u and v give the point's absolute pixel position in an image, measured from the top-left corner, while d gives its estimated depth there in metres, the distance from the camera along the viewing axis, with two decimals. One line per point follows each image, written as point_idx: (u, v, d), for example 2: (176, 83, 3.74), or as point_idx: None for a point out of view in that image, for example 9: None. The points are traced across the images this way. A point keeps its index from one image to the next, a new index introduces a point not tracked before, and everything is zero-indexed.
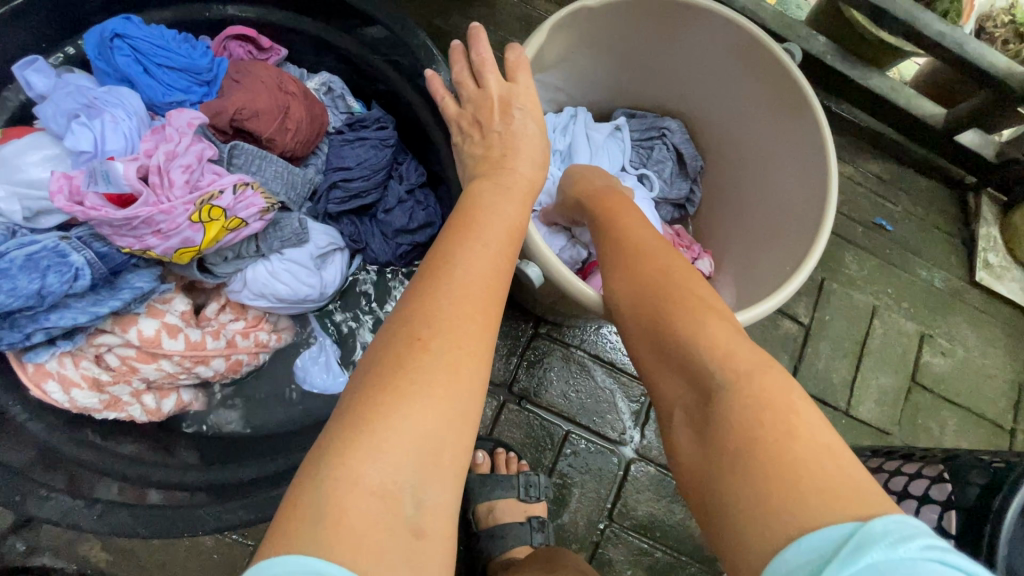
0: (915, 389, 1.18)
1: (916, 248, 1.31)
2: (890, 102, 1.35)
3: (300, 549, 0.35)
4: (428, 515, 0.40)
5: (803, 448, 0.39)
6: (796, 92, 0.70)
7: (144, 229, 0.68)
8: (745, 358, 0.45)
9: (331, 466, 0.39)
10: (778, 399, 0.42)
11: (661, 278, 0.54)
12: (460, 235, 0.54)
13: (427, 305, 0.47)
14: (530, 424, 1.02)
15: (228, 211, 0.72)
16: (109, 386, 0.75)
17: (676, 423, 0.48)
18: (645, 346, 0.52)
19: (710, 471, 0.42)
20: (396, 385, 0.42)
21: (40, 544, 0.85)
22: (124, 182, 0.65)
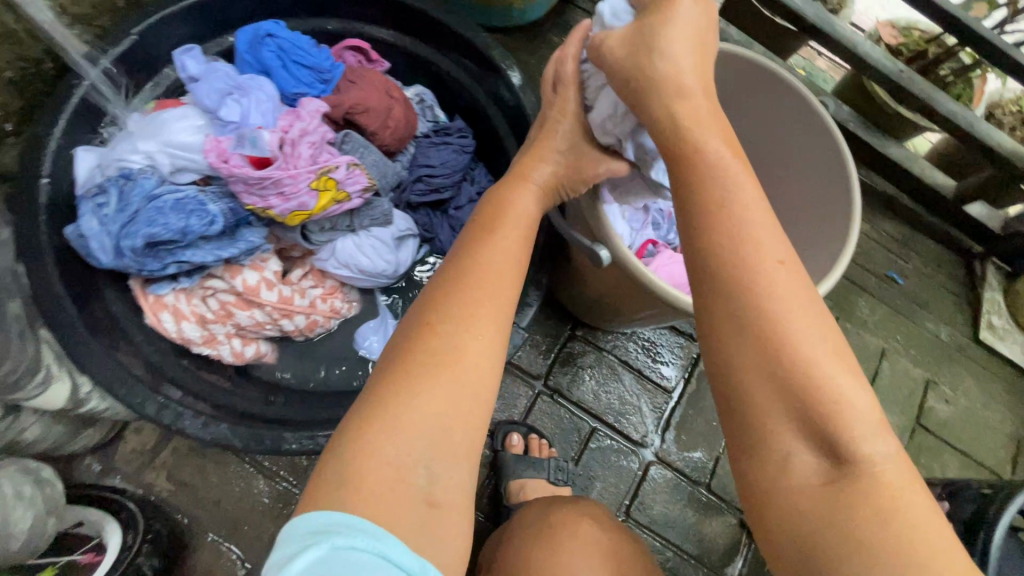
0: (919, 431, 1.25)
1: (924, 303, 1.42)
2: (905, 170, 1.49)
3: (328, 507, 0.43)
4: (438, 486, 0.47)
5: (926, 522, 0.40)
6: (822, 128, 0.82)
7: (270, 190, 0.80)
8: (872, 416, 0.44)
9: (353, 439, 0.47)
10: (900, 471, 0.42)
11: (785, 301, 0.46)
12: (477, 241, 0.61)
13: (441, 301, 0.55)
14: (561, 417, 1.11)
15: (339, 184, 0.86)
16: (210, 324, 0.87)
17: (794, 466, 0.44)
18: (761, 376, 0.45)
19: (833, 527, 0.41)
20: (411, 369, 0.50)
21: (114, 466, 0.94)
22: (266, 147, 0.80)
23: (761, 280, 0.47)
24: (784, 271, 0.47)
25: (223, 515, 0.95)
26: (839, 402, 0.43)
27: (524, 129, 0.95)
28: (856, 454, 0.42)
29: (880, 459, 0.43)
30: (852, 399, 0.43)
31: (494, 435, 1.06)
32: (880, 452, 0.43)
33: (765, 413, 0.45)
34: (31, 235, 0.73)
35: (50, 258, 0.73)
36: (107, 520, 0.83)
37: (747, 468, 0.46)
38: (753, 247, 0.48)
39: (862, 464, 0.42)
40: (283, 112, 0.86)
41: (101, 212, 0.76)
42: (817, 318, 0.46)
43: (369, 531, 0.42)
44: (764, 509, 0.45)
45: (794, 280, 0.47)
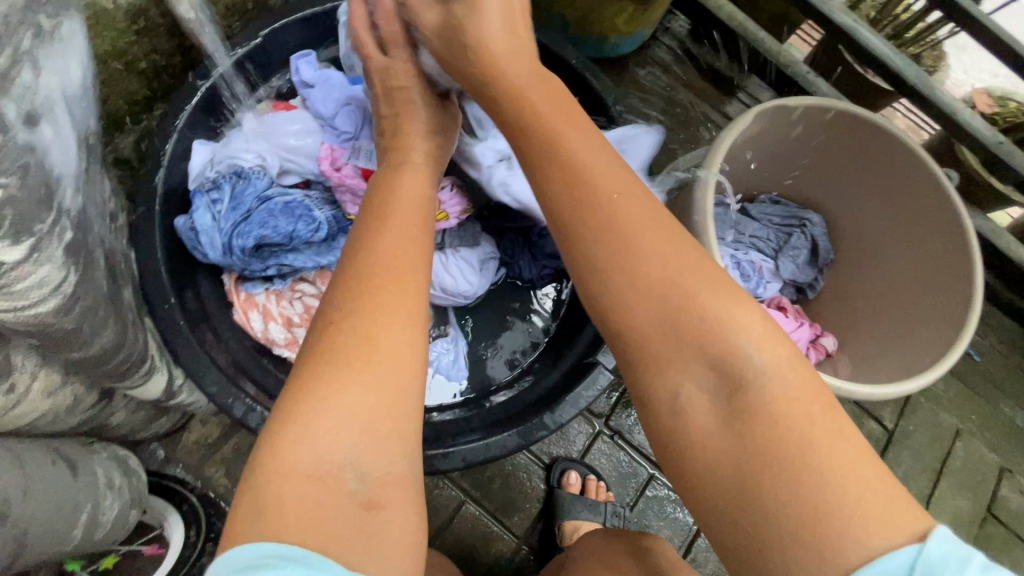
0: (989, 520, 1.19)
1: (1000, 383, 1.35)
2: (989, 242, 1.43)
3: (252, 537, 0.40)
4: (371, 485, 0.45)
5: (834, 454, 0.42)
6: (947, 210, 0.79)
7: None
8: (741, 328, 0.47)
9: (266, 462, 0.44)
10: (795, 405, 0.44)
11: (643, 233, 0.50)
12: (380, 222, 0.56)
13: (342, 294, 0.51)
14: (619, 460, 1.08)
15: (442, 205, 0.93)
16: (296, 327, 0.86)
17: (687, 404, 0.47)
18: (650, 319, 0.49)
19: (752, 481, 0.43)
20: (317, 370, 0.47)
21: (176, 455, 0.94)
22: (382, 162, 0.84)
23: (618, 221, 0.50)
24: (622, 201, 0.52)
25: None
26: (717, 338, 0.47)
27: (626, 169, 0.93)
28: (744, 376, 0.46)
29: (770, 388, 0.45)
30: (726, 327, 0.47)
31: (550, 471, 1.03)
32: (770, 385, 0.45)
33: (659, 356, 0.48)
34: (144, 223, 0.74)
35: (159, 248, 0.74)
36: (170, 512, 0.82)
37: (650, 418, 0.49)
38: (597, 185, 0.52)
39: (754, 403, 0.45)
40: None
41: (214, 208, 0.78)
42: (676, 246, 0.50)
43: (301, 557, 0.39)
44: (679, 466, 0.47)
45: (636, 205, 0.52)
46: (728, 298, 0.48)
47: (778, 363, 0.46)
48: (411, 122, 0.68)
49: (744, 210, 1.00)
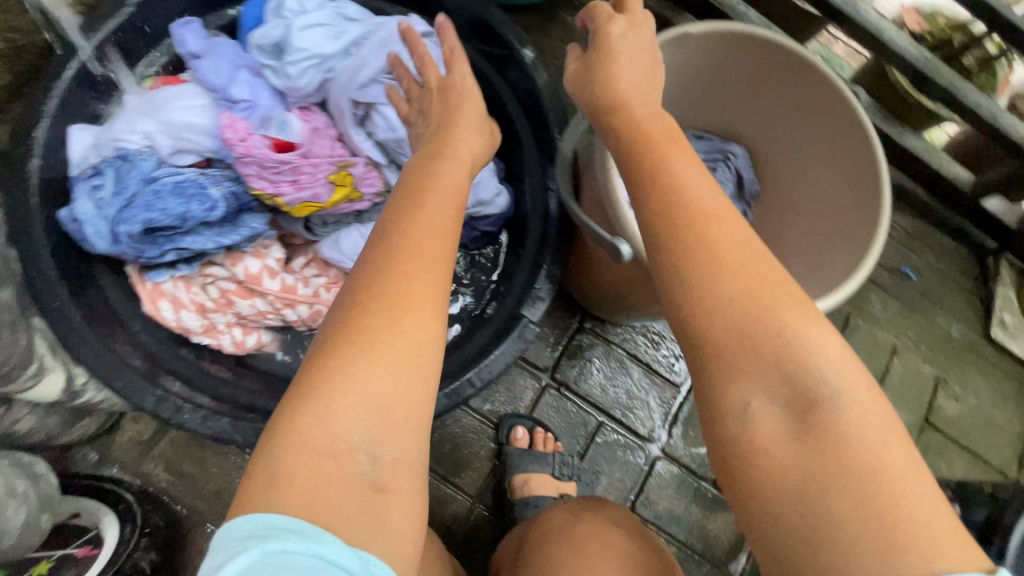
0: (927, 429, 1.24)
1: (937, 299, 1.39)
2: (924, 161, 1.44)
3: (261, 506, 0.40)
4: (383, 469, 0.45)
5: (913, 485, 0.42)
6: (855, 124, 0.78)
7: (286, 176, 0.77)
8: (834, 357, 0.47)
9: (283, 432, 0.43)
10: (872, 429, 0.44)
11: (736, 256, 0.50)
12: (407, 205, 0.56)
13: (370, 272, 0.50)
14: (567, 410, 1.09)
15: (356, 181, 0.83)
16: (211, 313, 0.84)
17: (753, 418, 0.48)
18: (733, 342, 0.48)
19: (812, 488, 0.44)
20: (341, 347, 0.46)
21: (111, 456, 0.92)
22: (295, 132, 0.77)
23: (707, 241, 0.50)
24: (713, 223, 0.51)
25: (224, 506, 0.93)
26: (798, 362, 0.47)
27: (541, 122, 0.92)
28: (819, 396, 0.46)
29: (868, 417, 0.45)
30: (822, 357, 0.47)
31: (499, 429, 1.04)
32: (846, 409, 0.45)
33: (737, 371, 0.48)
34: (22, 218, 0.69)
35: (41, 242, 0.69)
36: (104, 511, 0.82)
37: (714, 430, 0.50)
38: (683, 202, 0.52)
39: (829, 421, 0.45)
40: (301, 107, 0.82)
41: (96, 195, 0.74)
42: (753, 263, 0.50)
43: (308, 532, 0.39)
44: (740, 471, 0.48)
45: (723, 228, 0.51)
46: (823, 329, 0.48)
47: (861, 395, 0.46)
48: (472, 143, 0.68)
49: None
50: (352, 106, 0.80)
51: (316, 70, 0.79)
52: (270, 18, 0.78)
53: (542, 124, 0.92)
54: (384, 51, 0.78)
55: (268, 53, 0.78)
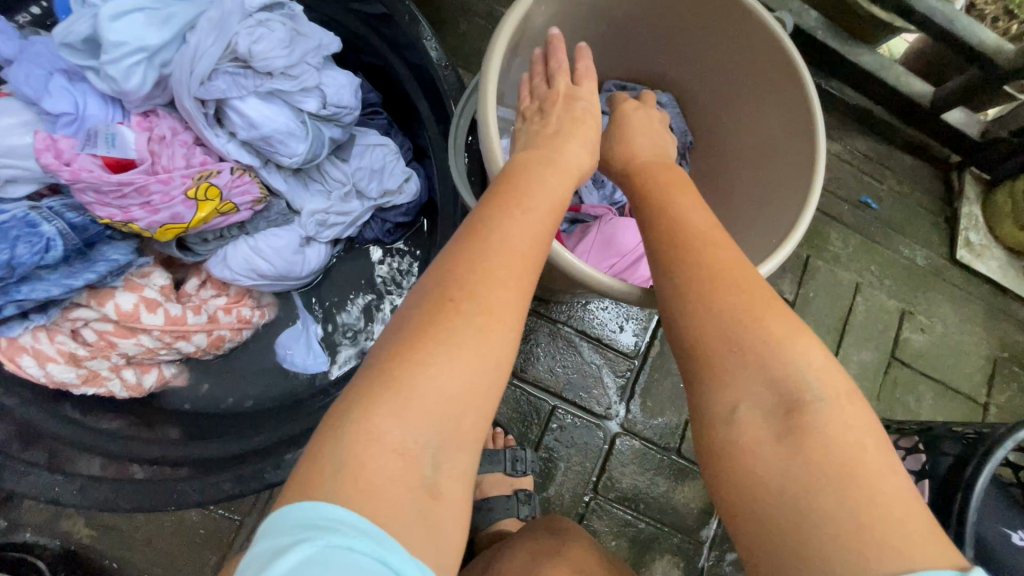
0: (894, 365, 1.20)
1: (899, 226, 1.32)
2: (880, 79, 1.33)
3: (323, 493, 0.40)
4: (442, 477, 0.45)
5: (890, 487, 0.42)
6: (780, 52, 0.68)
7: (133, 199, 0.66)
8: (831, 373, 0.47)
9: (359, 419, 0.43)
10: (860, 432, 0.44)
11: (731, 271, 0.52)
12: (500, 203, 0.56)
13: (460, 272, 0.51)
14: (517, 400, 1.03)
15: (223, 193, 0.72)
16: (87, 361, 0.74)
17: (740, 416, 0.47)
18: (719, 346, 0.49)
19: (797, 484, 0.43)
20: (427, 345, 0.47)
21: (22, 519, 0.85)
22: (131, 147, 0.66)
23: (705, 260, 0.53)
24: (708, 247, 0.54)
25: (157, 553, 0.87)
26: (783, 367, 0.47)
27: (436, 94, 0.80)
28: (808, 398, 0.46)
29: (853, 420, 0.45)
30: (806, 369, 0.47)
31: None
32: (829, 414, 0.45)
33: (726, 372, 0.49)
34: None
35: None
36: None
37: (701, 430, 0.50)
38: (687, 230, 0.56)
39: (812, 425, 0.45)
40: (143, 112, 0.69)
41: None
42: (741, 283, 0.52)
43: (367, 533, 0.38)
44: (721, 467, 0.47)
45: (722, 252, 0.54)
46: (801, 339, 0.49)
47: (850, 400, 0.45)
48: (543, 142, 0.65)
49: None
50: (199, 104, 0.68)
51: (147, 66, 0.65)
52: (79, 10, 0.65)
53: (437, 96, 0.80)
54: (222, 34, 0.65)
55: (84, 53, 0.65)
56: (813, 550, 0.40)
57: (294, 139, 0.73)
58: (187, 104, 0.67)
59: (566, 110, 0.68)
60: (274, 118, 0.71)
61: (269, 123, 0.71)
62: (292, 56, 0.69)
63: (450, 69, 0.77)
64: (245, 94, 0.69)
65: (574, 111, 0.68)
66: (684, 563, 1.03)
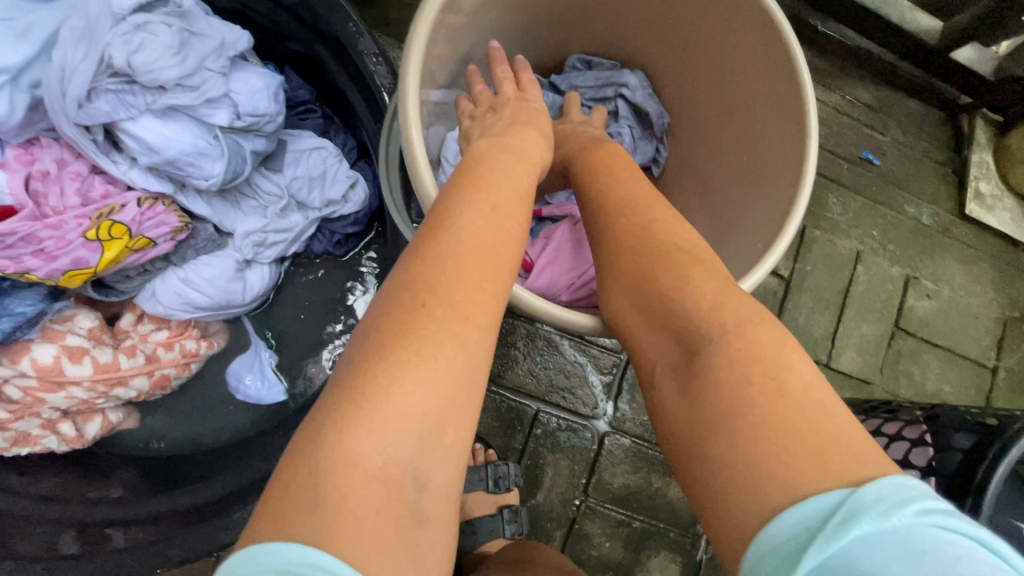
0: (898, 335, 1.13)
1: (904, 183, 1.22)
2: (881, 17, 1.19)
3: (295, 535, 0.31)
4: (429, 499, 0.36)
5: (789, 407, 0.36)
6: (762, 17, 0.58)
7: (23, 247, 0.58)
8: (735, 310, 0.42)
9: (331, 444, 0.34)
10: (771, 354, 0.39)
11: (639, 233, 0.50)
12: (467, 188, 0.47)
13: (430, 268, 0.41)
14: (497, 407, 0.97)
15: (132, 228, 0.63)
16: (12, 423, 0.68)
17: (656, 379, 0.45)
18: (631, 311, 0.49)
19: (699, 433, 0.40)
20: (399, 353, 0.37)
21: None
22: (6, 192, 0.57)
23: (626, 234, 0.51)
24: (624, 216, 0.52)
25: None
26: (680, 316, 0.44)
27: (369, 88, 0.70)
28: (701, 338, 0.42)
29: (799, 374, 0.38)
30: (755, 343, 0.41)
31: None
32: (724, 350, 0.40)
33: (638, 335, 0.48)
34: None
35: None
36: None
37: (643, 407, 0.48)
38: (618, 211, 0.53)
39: (705, 370, 0.41)
40: (21, 145, 0.60)
41: None
42: (647, 250, 0.49)
43: None
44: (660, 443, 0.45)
45: (635, 219, 0.51)
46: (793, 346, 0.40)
47: (835, 407, 0.37)
48: (509, 124, 0.56)
49: (550, 86, 0.78)
50: (84, 130, 0.59)
51: (12, 91, 0.55)
52: None
53: (370, 93, 0.70)
54: (93, 45, 0.55)
55: None
56: (737, 515, 0.35)
57: (207, 158, 0.64)
58: (68, 133, 0.58)
59: (518, 110, 0.59)
60: (178, 139, 0.61)
61: (172, 145, 0.61)
62: (185, 64, 0.59)
63: (380, 60, 0.67)
64: (136, 113, 0.59)
65: (527, 111, 0.60)
66: (682, 557, 1.00)
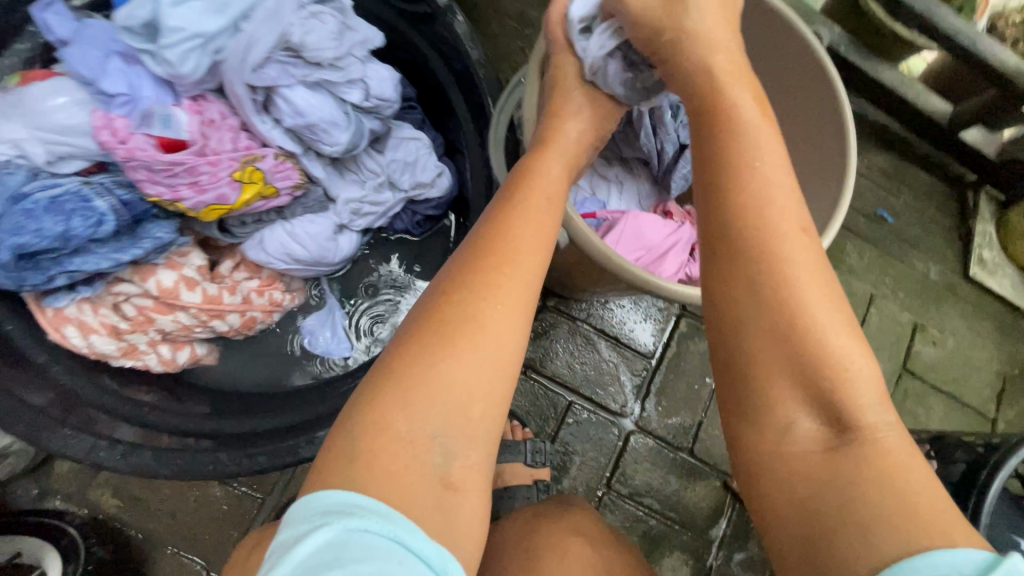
0: (905, 376, 1.22)
1: (914, 241, 1.34)
2: (900, 96, 1.35)
3: (339, 482, 0.42)
4: (453, 465, 0.45)
5: (916, 484, 0.41)
6: (814, 66, 0.71)
7: (182, 178, 0.69)
8: (875, 388, 0.45)
9: (367, 412, 0.45)
10: (900, 442, 0.43)
11: (802, 267, 0.46)
12: (505, 204, 0.56)
13: (461, 272, 0.50)
14: (535, 393, 1.05)
15: (267, 176, 0.75)
16: (127, 334, 0.76)
17: (795, 433, 0.45)
18: (783, 364, 0.45)
19: (835, 497, 0.42)
20: (425, 345, 0.47)
21: (52, 487, 0.87)
22: (184, 129, 0.68)
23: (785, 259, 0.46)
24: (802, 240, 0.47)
25: (180, 527, 0.89)
26: (843, 384, 0.44)
27: (473, 92, 0.83)
28: (860, 420, 0.44)
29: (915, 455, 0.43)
30: (861, 384, 0.44)
31: None
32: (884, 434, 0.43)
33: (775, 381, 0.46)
34: None
35: None
36: (48, 550, 0.78)
37: (742, 436, 0.47)
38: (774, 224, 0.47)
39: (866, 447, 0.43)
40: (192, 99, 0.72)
41: None
42: (824, 298, 0.46)
43: (380, 513, 0.40)
44: (754, 474, 0.47)
45: (802, 252, 0.47)
46: (883, 399, 0.45)
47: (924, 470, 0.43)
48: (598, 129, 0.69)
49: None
50: (249, 91, 0.71)
51: (201, 53, 0.68)
52: None
53: (474, 95, 0.83)
54: (276, 24, 0.68)
55: (142, 37, 0.68)
56: (835, 554, 0.40)
57: (337, 129, 0.76)
58: (238, 90, 0.70)
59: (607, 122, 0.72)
60: (320, 108, 0.73)
61: (316, 111, 0.73)
62: (340, 48, 0.73)
63: (488, 69, 0.80)
64: (294, 82, 0.72)
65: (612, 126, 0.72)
66: (694, 561, 1.04)
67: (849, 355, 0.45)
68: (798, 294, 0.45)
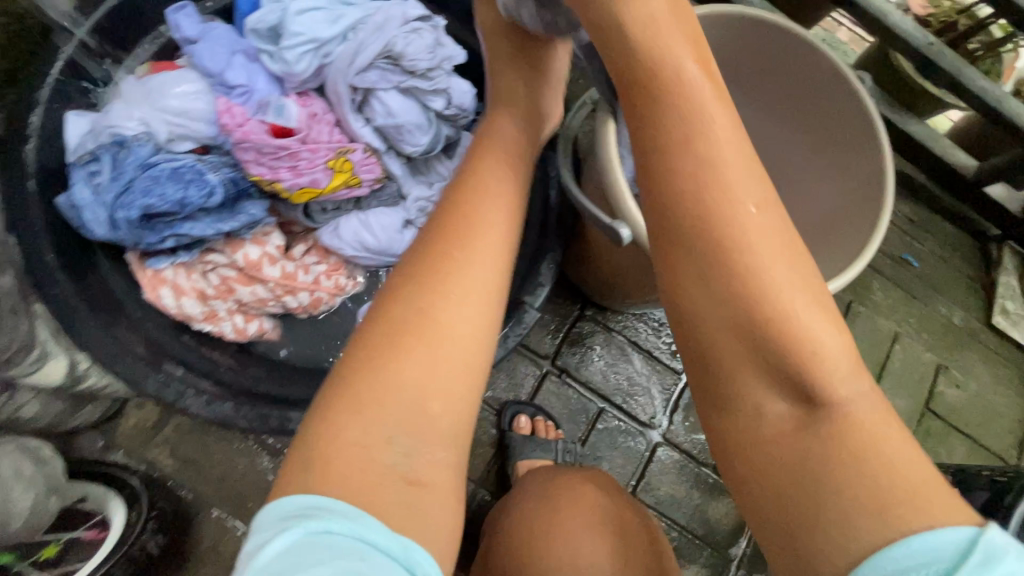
0: (927, 416, 1.25)
1: (938, 286, 1.39)
2: (928, 148, 1.41)
3: (297, 492, 0.41)
4: (418, 464, 0.45)
5: (893, 457, 0.43)
6: (856, 106, 0.78)
7: (284, 162, 0.78)
8: (843, 359, 0.45)
9: (317, 426, 0.45)
10: (869, 423, 0.44)
11: (752, 247, 0.46)
12: (450, 205, 0.56)
13: (408, 276, 0.51)
14: (569, 397, 1.10)
15: (355, 168, 0.83)
16: (212, 300, 0.84)
17: (768, 414, 0.47)
18: (744, 355, 0.47)
19: (812, 489, 0.44)
20: (371, 351, 0.47)
21: (116, 441, 0.93)
22: (293, 118, 0.78)
23: (735, 246, 0.46)
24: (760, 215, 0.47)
25: (228, 491, 0.93)
26: (803, 369, 0.45)
27: None
28: (830, 395, 0.45)
29: (887, 435, 0.44)
30: (829, 358, 0.45)
31: (502, 416, 1.05)
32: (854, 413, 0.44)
33: (736, 369, 0.47)
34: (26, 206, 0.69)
35: (44, 232, 0.69)
36: (111, 496, 0.84)
37: (719, 421, 0.50)
38: (718, 208, 0.47)
39: (836, 424, 0.44)
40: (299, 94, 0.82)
41: (93, 180, 0.73)
42: (785, 267, 0.46)
43: (345, 513, 0.40)
44: (740, 470, 0.49)
45: (760, 234, 0.46)
46: (853, 367, 0.45)
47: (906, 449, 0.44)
48: None
49: None
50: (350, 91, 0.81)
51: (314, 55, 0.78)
52: (270, 5, 0.78)
53: None
54: (383, 36, 0.79)
55: (266, 38, 0.79)
56: (819, 545, 0.42)
57: (420, 131, 0.84)
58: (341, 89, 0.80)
59: None
60: (409, 111, 0.82)
61: (406, 113, 0.82)
62: (433, 60, 0.81)
63: None
64: (389, 87, 0.82)
65: None
66: None
67: (810, 333, 0.45)
68: (739, 283, 0.46)
